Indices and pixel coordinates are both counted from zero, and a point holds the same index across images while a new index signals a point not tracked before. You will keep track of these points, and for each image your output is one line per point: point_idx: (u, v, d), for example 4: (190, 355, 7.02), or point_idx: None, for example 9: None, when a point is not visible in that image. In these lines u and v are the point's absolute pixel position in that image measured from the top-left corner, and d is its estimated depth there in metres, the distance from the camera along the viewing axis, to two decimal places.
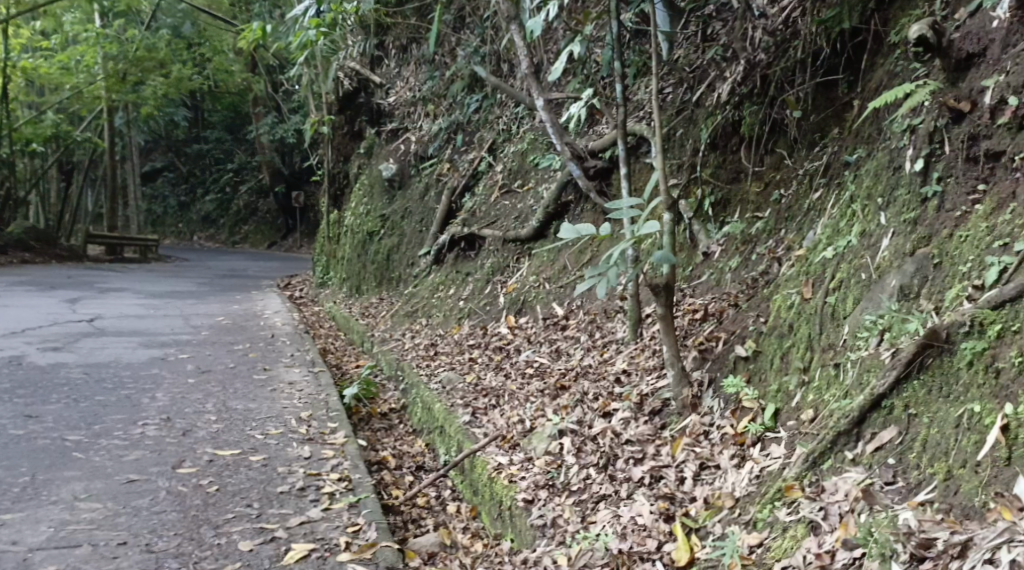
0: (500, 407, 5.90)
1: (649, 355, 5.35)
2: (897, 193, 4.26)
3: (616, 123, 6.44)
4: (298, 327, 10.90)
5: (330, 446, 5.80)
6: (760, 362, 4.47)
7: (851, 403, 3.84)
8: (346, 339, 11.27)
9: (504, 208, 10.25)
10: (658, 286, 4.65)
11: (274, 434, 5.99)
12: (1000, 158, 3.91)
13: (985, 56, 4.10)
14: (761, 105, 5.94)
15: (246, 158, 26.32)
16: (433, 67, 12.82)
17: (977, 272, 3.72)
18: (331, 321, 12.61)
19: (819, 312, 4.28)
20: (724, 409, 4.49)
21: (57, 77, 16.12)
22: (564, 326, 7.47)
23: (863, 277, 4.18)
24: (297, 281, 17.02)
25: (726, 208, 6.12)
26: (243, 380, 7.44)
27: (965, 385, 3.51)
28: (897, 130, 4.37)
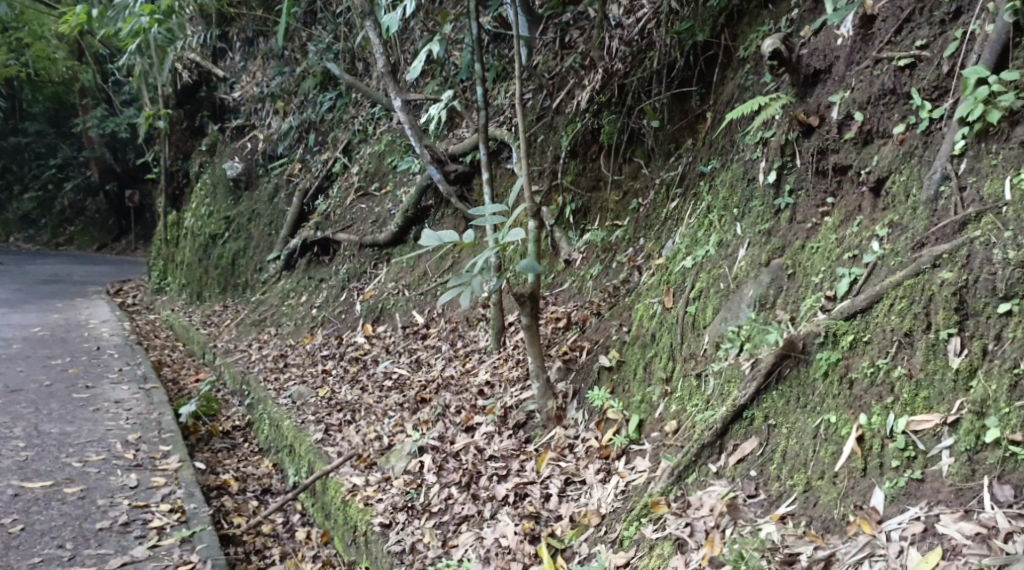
0: (355, 423, 5.81)
1: (512, 366, 5.33)
2: (752, 205, 4.36)
3: (477, 128, 6.39)
4: (132, 345, 10.66)
5: (161, 472, 5.54)
6: (623, 372, 4.50)
7: (713, 415, 3.91)
8: (184, 351, 11.01)
9: (361, 212, 10.06)
10: (523, 296, 4.58)
11: (94, 461, 5.70)
12: (847, 171, 4.05)
13: (830, 73, 4.26)
14: (619, 114, 6.01)
15: (72, 153, 22.89)
16: (284, 63, 12.41)
17: (829, 284, 3.84)
18: (169, 330, 12.31)
19: (680, 322, 4.33)
20: (588, 421, 4.50)
21: None
22: (425, 334, 7.43)
23: (722, 287, 4.26)
24: (129, 287, 16.47)
25: (587, 216, 6.17)
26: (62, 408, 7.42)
27: (822, 396, 3.62)
28: (750, 143, 4.48)
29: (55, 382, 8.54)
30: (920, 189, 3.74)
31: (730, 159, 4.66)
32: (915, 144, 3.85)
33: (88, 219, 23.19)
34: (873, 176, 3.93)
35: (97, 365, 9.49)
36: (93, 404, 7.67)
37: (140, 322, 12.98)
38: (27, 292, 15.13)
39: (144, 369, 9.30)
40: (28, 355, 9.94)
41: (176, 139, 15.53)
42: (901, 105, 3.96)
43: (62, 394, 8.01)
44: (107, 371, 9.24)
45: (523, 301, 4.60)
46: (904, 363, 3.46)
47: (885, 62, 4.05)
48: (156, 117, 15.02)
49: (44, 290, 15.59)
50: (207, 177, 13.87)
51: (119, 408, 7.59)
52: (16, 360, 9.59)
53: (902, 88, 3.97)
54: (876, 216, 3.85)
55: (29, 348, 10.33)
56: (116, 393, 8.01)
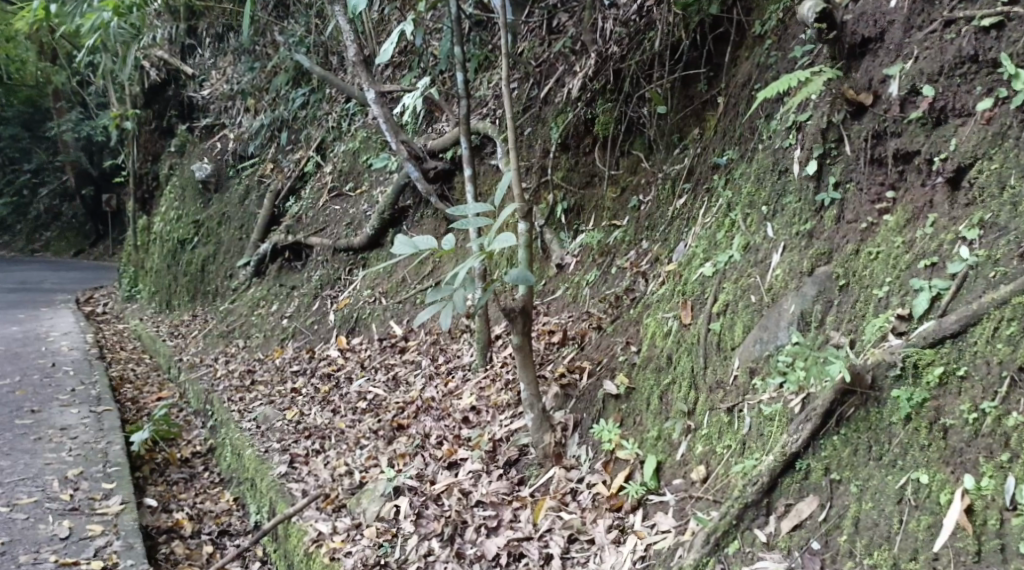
0: (323, 454, 5.46)
1: (505, 388, 4.71)
2: (785, 201, 3.78)
3: (458, 118, 5.70)
4: (93, 356, 10.11)
5: (98, 517, 5.57)
6: (634, 402, 3.88)
7: (759, 463, 3.32)
8: (148, 364, 10.34)
9: (333, 214, 9.43)
10: (513, 311, 3.91)
11: (24, 505, 5.74)
12: (912, 159, 3.46)
13: (883, 41, 3.64)
14: (615, 102, 5.37)
15: (48, 158, 21.77)
16: (254, 58, 11.51)
17: (899, 300, 3.27)
18: (136, 341, 11.65)
19: (702, 341, 3.73)
20: (593, 460, 3.87)
21: None
22: (403, 348, 6.81)
23: (753, 301, 3.68)
24: (100, 295, 15.72)
25: (580, 215, 5.55)
26: (5, 428, 7.35)
27: (903, 446, 3.06)
28: (781, 128, 3.88)
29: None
30: (1021, 178, 3.16)
31: (756, 144, 4.06)
32: (1007, 123, 3.25)
33: (64, 225, 22.45)
34: (951, 164, 3.34)
35: (48, 386, 8.75)
36: (35, 433, 7.22)
37: (108, 331, 12.32)
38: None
39: (99, 389, 8.59)
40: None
41: (144, 140, 14.78)
42: (984, 76, 3.36)
43: (4, 421, 7.56)
44: (58, 392, 8.52)
45: (513, 318, 3.92)
46: (1019, 408, 2.89)
47: (960, 23, 3.45)
48: (123, 118, 14.31)
49: (4, 299, 14.77)
50: (177, 178, 13.17)
51: (62, 437, 7.10)
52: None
53: (987, 54, 3.36)
54: (957, 214, 3.28)
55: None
56: (64, 410, 7.96)
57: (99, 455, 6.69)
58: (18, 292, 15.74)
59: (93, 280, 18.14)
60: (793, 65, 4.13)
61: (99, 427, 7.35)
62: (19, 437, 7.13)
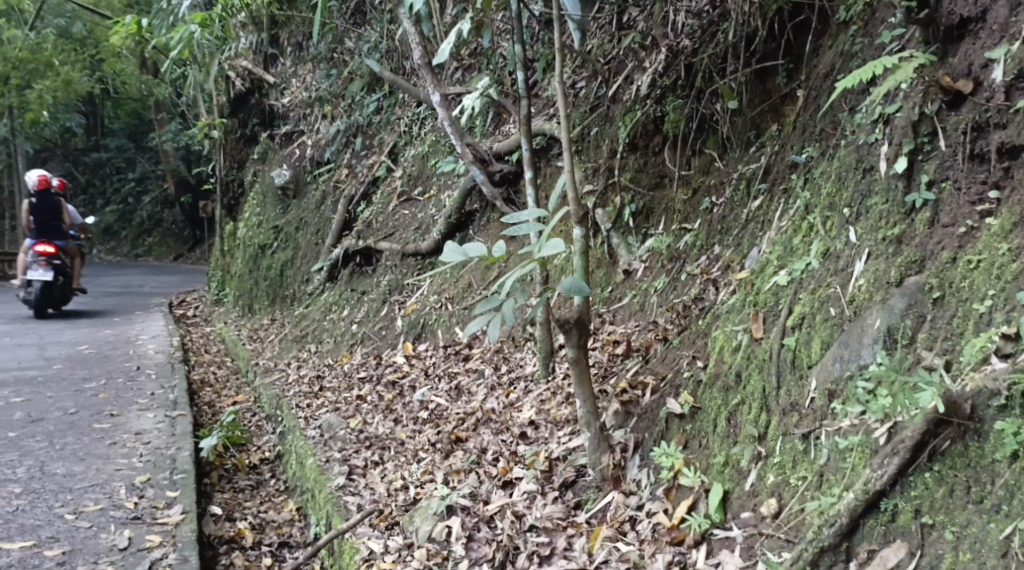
0: (382, 466, 5.26)
1: (564, 404, 4.44)
2: (870, 203, 3.44)
3: (521, 117, 5.35)
4: (175, 358, 10.21)
5: (157, 528, 5.45)
6: (700, 424, 3.57)
7: (838, 501, 2.99)
8: (228, 368, 10.41)
9: (403, 218, 9.28)
10: (567, 323, 3.61)
11: (88, 513, 5.66)
12: (1020, 154, 3.10)
13: (985, 20, 3.31)
14: (687, 98, 5.06)
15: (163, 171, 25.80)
16: (331, 65, 11.84)
17: (1003, 317, 2.90)
18: (219, 345, 11.75)
19: (776, 358, 3.42)
20: (654, 487, 3.57)
21: None
22: (467, 357, 6.60)
23: (833, 314, 3.35)
24: (192, 299, 16.02)
25: (649, 219, 5.26)
26: (82, 431, 7.40)
27: (1007, 489, 2.68)
28: (868, 121, 3.59)
29: (79, 410, 8.11)
30: None
31: (842, 139, 3.74)
32: None
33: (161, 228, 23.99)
34: None
35: (129, 389, 8.82)
36: (110, 438, 7.22)
37: (193, 336, 12.46)
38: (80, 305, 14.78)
39: (177, 392, 8.63)
40: (63, 376, 9.42)
41: (230, 148, 14.96)
42: None
43: (83, 425, 7.60)
44: (138, 395, 8.56)
45: (567, 330, 3.62)
46: None
47: None
48: (210, 126, 14.57)
49: (97, 302, 15.09)
50: (258, 185, 13.25)
51: (136, 442, 7.08)
52: (47, 383, 9.08)
53: None
54: None
55: (66, 367, 9.82)
56: (141, 413, 7.98)
57: (168, 459, 6.63)
58: (111, 295, 16.02)
59: (183, 285, 18.50)
60: (881, 51, 3.78)
61: (171, 432, 7.33)
62: (94, 441, 7.14)
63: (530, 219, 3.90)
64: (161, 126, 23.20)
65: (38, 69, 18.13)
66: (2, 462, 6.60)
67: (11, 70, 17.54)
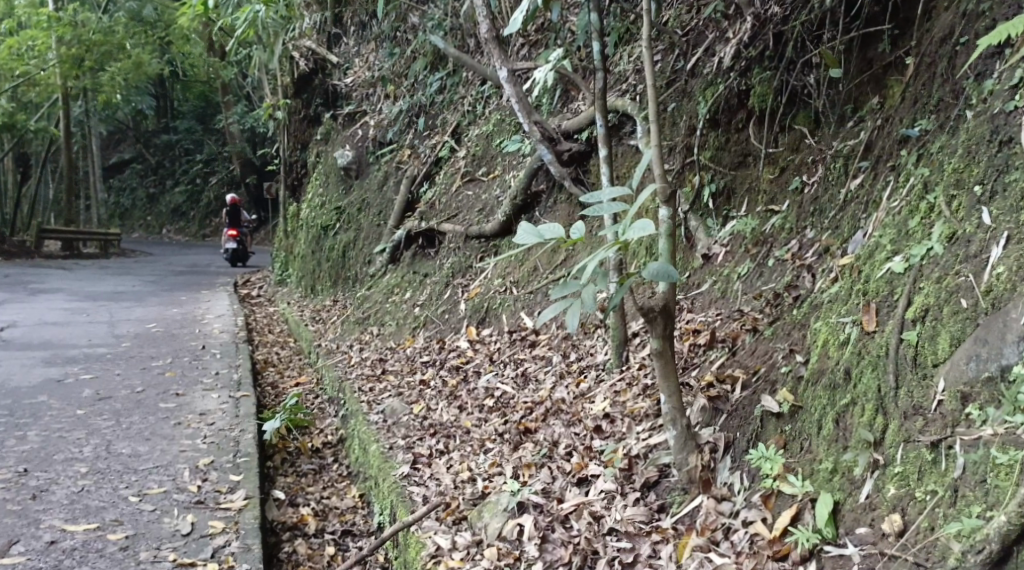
0: (447, 455, 5.05)
1: (642, 396, 4.17)
2: (1009, 182, 3.09)
3: (595, 91, 5.03)
4: (239, 338, 10.17)
5: (221, 513, 5.29)
6: (801, 425, 3.29)
7: (984, 524, 2.68)
8: (292, 350, 10.36)
9: (466, 199, 9.03)
10: (652, 312, 3.32)
11: (153, 495, 5.54)
12: None
13: None
14: (776, 70, 4.72)
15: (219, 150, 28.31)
16: (394, 43, 11.68)
17: None
18: (283, 326, 11.68)
19: (893, 354, 3.10)
20: (750, 492, 3.30)
21: (10, 62, 17.16)
22: (533, 343, 6.35)
23: (963, 306, 3.01)
24: (257, 279, 16.06)
25: (730, 200, 4.93)
26: (147, 410, 7.33)
27: None
28: (1009, 86, 3.26)
29: (146, 388, 8.06)
30: None
31: (966, 109, 3.47)
32: None
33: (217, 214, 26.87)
34: None
35: (195, 368, 8.79)
36: (174, 418, 7.13)
37: (257, 316, 12.42)
38: (147, 284, 14.90)
39: (242, 372, 8.56)
40: (131, 353, 9.42)
41: (293, 128, 14.89)
42: None
43: (149, 403, 7.55)
44: (204, 375, 8.52)
45: (652, 320, 3.33)
46: None
47: None
48: (274, 107, 14.53)
49: (163, 282, 15.20)
50: (321, 166, 13.14)
51: (201, 422, 6.98)
52: (115, 360, 9.09)
53: None
54: None
55: (135, 345, 9.84)
56: (206, 393, 7.91)
57: (233, 442, 6.52)
58: (179, 275, 16.18)
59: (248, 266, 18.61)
60: (1019, 8, 3.46)
61: (236, 413, 7.22)
62: (158, 421, 7.07)
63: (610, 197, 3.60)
64: (227, 108, 23.34)
65: (109, 50, 18.65)
66: (68, 440, 6.54)
67: (84, 52, 18.04)
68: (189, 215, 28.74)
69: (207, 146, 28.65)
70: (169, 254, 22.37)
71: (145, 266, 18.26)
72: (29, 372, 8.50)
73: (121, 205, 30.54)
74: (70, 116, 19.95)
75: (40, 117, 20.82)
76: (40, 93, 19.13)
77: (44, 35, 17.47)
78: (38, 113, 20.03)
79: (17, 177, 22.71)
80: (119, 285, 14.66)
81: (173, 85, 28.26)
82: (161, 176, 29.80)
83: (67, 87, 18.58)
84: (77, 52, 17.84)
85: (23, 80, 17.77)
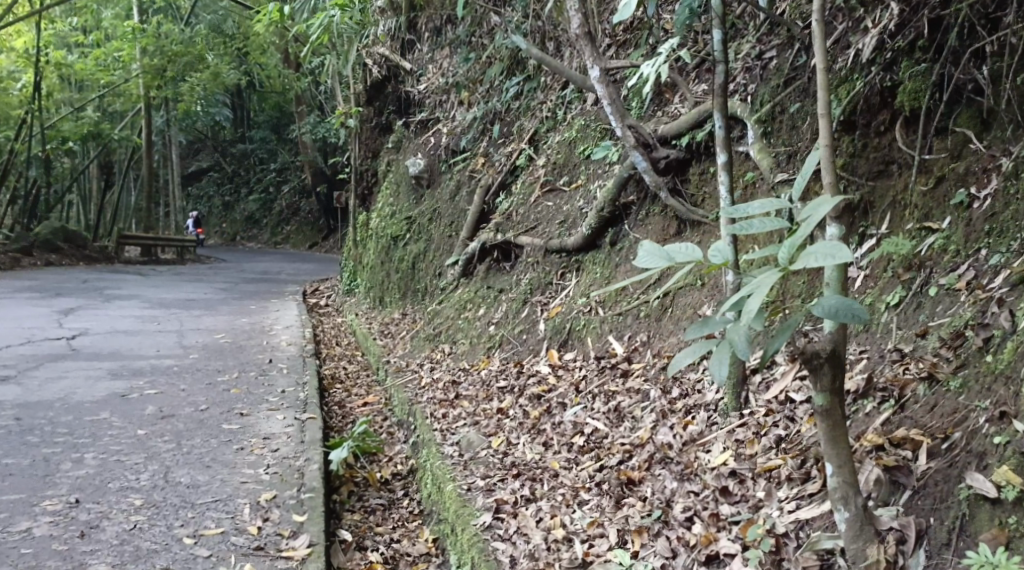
0: (537, 503, 4.39)
1: (779, 454, 3.72)
2: None
3: (715, 87, 4.35)
4: (305, 351, 9.69)
5: (281, 563, 4.72)
6: None
7: None
8: (360, 364, 9.84)
9: (546, 210, 8.38)
10: (816, 358, 2.82)
11: (208, 537, 4.98)
12: None
13: None
14: (932, 62, 4.02)
15: (290, 158, 28.64)
16: (469, 48, 11.11)
17: None
18: (351, 339, 11.20)
19: None
20: None
21: (96, 73, 17.51)
22: (626, 372, 5.66)
23: None
24: (326, 288, 15.72)
25: (867, 215, 4.19)
26: (208, 432, 6.83)
27: None
28: None
29: (211, 406, 7.56)
30: None
31: None
32: None
33: None
34: None
35: (262, 385, 8.28)
36: (237, 442, 6.61)
37: (325, 328, 11.97)
38: (219, 291, 14.65)
39: (309, 391, 8.02)
40: (197, 366, 8.97)
41: (365, 137, 14.46)
42: None
43: (212, 424, 7.04)
44: (269, 393, 8.00)
45: (815, 369, 2.84)
46: None
47: None
48: (346, 115, 14.13)
49: (235, 290, 14.97)
50: (392, 175, 12.65)
51: (264, 448, 6.44)
52: (182, 373, 8.64)
53: None
54: None
55: (202, 357, 9.41)
56: (271, 414, 7.38)
57: (297, 471, 5.96)
58: (250, 284, 15.99)
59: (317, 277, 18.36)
60: None
61: (301, 438, 6.68)
62: (219, 444, 6.55)
63: (764, 213, 3.08)
64: (300, 118, 23.12)
65: (191, 62, 18.53)
66: (125, 465, 6.04)
67: (167, 63, 18.00)
68: (263, 223, 29.03)
69: (281, 155, 28.73)
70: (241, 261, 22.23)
71: (218, 273, 18.10)
72: (95, 385, 8.08)
73: (200, 212, 31.91)
74: (150, 125, 20.09)
75: (125, 125, 21.00)
76: (125, 103, 19.44)
77: (129, 46, 17.74)
78: (123, 123, 20.23)
79: (100, 184, 22.83)
80: (190, 292, 14.41)
81: (249, 95, 28.34)
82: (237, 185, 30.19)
83: (148, 97, 18.74)
84: (160, 63, 17.92)
85: (108, 91, 17.97)
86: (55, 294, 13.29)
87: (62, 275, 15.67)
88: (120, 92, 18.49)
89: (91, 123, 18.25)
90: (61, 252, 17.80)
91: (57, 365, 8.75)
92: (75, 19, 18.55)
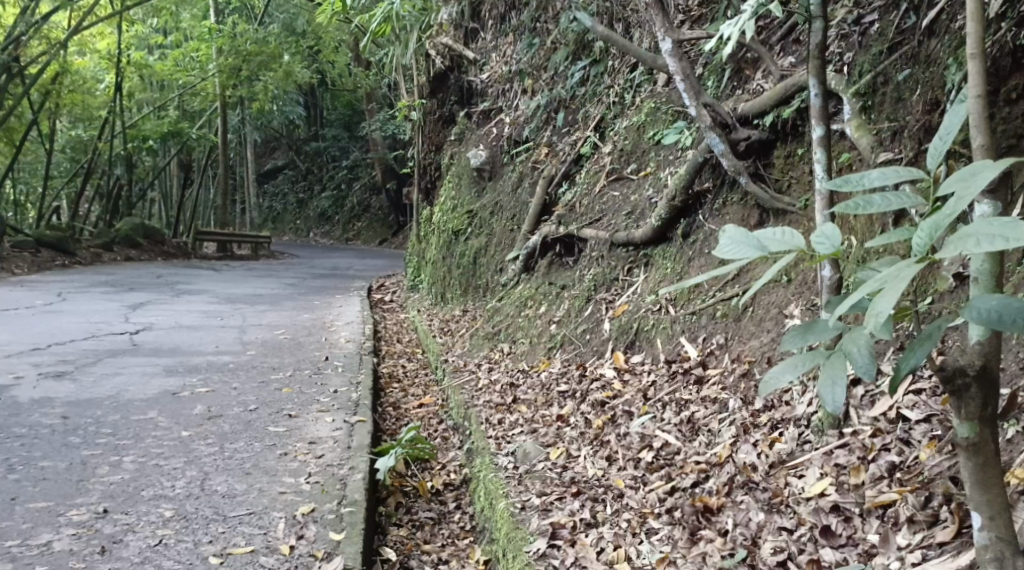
0: (599, 529, 3.82)
1: (893, 487, 3.25)
2: None
3: (812, 44, 3.73)
4: (361, 349, 9.26)
5: None
6: None
7: None
8: (419, 362, 9.38)
9: (612, 201, 7.78)
10: (963, 377, 2.34)
11: (237, 557, 4.52)
12: None
13: None
14: None
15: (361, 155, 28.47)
16: (534, 35, 10.52)
17: None
18: (412, 336, 10.74)
19: None
20: None
21: (175, 73, 17.48)
22: (700, 379, 5.06)
23: None
24: (391, 284, 15.35)
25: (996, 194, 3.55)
26: (252, 435, 6.41)
27: None
28: None
29: (260, 407, 7.15)
30: None
31: None
32: None
33: None
34: None
35: (314, 384, 7.85)
36: (281, 447, 6.17)
37: (386, 325, 11.55)
38: (284, 287, 14.35)
39: (362, 391, 7.57)
40: (252, 363, 8.59)
41: (427, 129, 13.97)
42: None
43: (257, 426, 6.63)
44: (320, 393, 7.56)
45: (958, 392, 2.35)
46: None
47: None
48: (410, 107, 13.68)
49: (302, 286, 14.67)
50: (454, 167, 12.14)
51: (308, 454, 5.98)
52: (235, 371, 8.27)
53: None
54: None
55: (259, 354, 9.04)
56: (320, 416, 6.95)
57: (341, 480, 5.50)
58: (318, 280, 15.71)
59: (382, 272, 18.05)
60: None
61: (350, 443, 6.23)
62: (263, 448, 6.13)
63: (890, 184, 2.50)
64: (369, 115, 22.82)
65: (265, 61, 18.08)
66: (163, 470, 5.63)
67: (241, 62, 17.79)
68: (335, 219, 28.97)
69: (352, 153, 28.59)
70: (309, 257, 22.06)
71: (288, 269, 17.89)
72: (148, 382, 7.74)
73: (274, 209, 31.98)
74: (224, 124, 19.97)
75: (202, 125, 20.94)
76: (203, 102, 19.33)
77: (206, 46, 17.63)
78: (199, 122, 20.16)
79: (179, 180, 22.85)
80: (256, 287, 14.15)
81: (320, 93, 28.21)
82: (311, 182, 30.31)
83: (223, 95, 18.57)
84: (235, 62, 17.69)
85: (185, 90, 17.84)
86: (125, 288, 13.10)
87: (135, 270, 15.61)
88: (195, 90, 18.38)
89: (170, 122, 18.12)
90: (141, 248, 17.71)
91: (115, 361, 8.44)
92: (155, 21, 18.48)
